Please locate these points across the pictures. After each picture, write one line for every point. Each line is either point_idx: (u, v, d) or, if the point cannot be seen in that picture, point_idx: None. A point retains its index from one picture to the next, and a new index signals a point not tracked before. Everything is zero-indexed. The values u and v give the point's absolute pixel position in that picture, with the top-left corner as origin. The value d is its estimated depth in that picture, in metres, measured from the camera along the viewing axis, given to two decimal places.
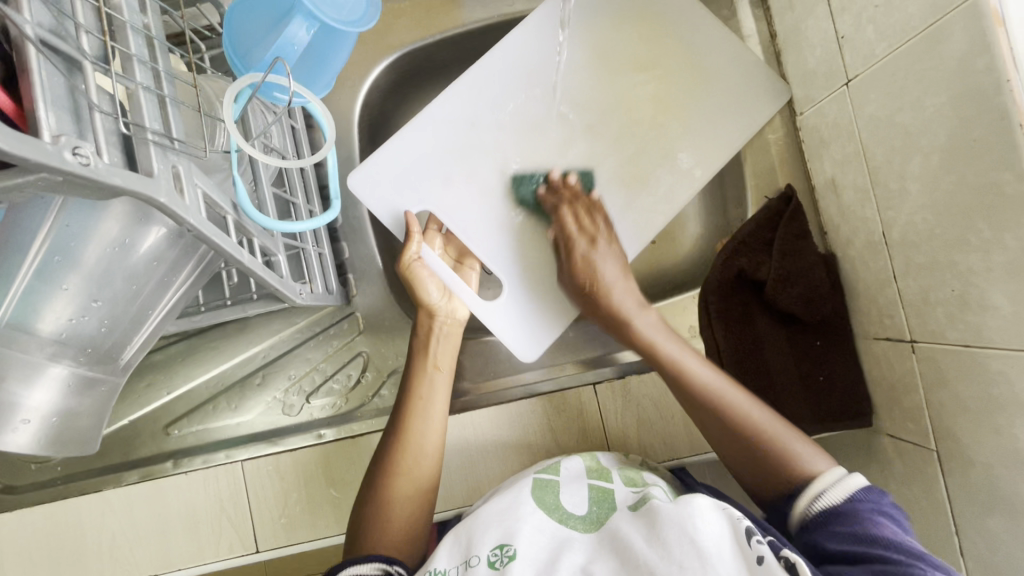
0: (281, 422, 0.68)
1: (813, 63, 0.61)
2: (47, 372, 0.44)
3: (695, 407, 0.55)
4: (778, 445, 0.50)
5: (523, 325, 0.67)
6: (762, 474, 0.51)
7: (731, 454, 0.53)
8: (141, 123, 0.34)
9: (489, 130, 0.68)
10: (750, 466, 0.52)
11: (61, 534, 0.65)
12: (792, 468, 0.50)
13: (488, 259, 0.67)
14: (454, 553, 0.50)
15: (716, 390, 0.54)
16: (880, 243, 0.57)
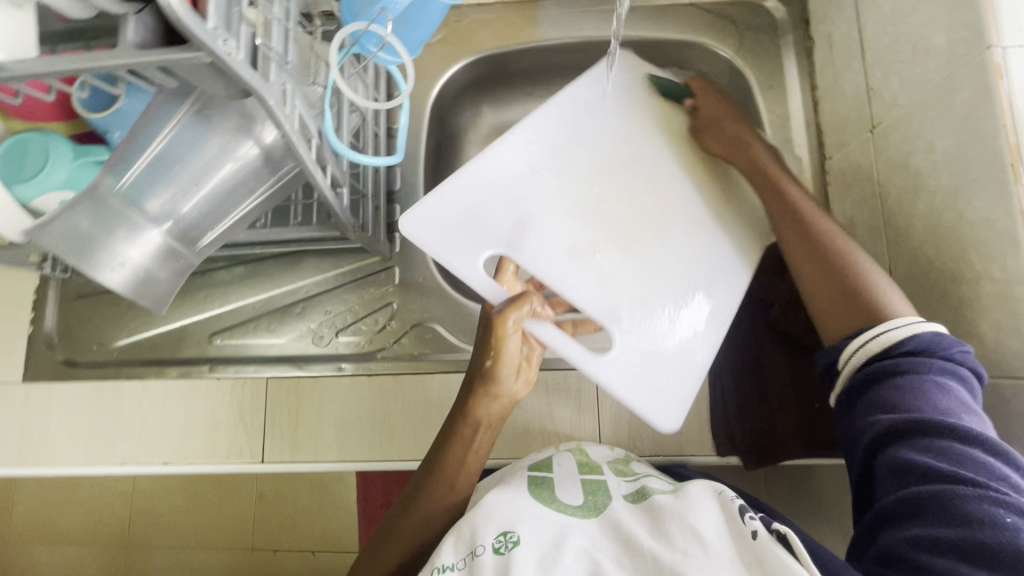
0: (309, 351, 0.75)
1: (845, 112, 0.67)
2: (146, 233, 0.53)
3: (812, 254, 0.56)
4: (865, 289, 0.53)
5: (644, 390, 0.59)
6: (837, 293, 0.54)
7: (821, 300, 0.55)
8: (268, 42, 0.43)
9: (547, 179, 0.65)
10: (832, 312, 0.54)
11: (103, 409, 0.74)
12: (871, 307, 0.52)
13: (588, 309, 0.61)
14: (459, 546, 0.51)
15: (834, 237, 0.57)
16: (886, 277, 0.60)
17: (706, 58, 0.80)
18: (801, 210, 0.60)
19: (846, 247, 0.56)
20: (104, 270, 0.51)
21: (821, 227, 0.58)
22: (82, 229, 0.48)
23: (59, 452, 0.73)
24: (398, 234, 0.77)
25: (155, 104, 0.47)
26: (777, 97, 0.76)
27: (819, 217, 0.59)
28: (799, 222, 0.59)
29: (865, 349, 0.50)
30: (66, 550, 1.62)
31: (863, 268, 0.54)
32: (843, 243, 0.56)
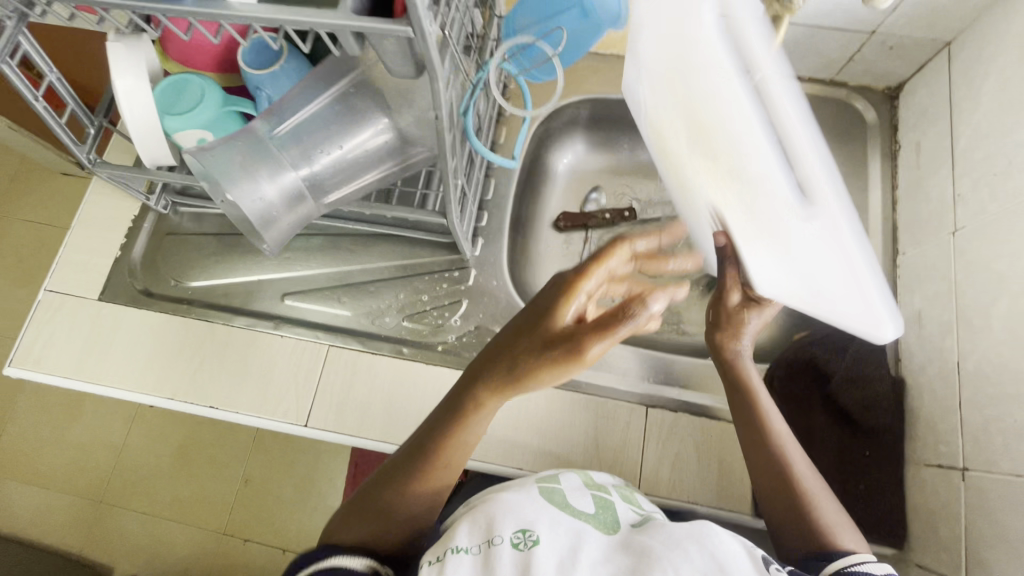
0: (372, 328, 0.77)
1: (925, 213, 0.71)
2: (288, 176, 0.56)
3: (777, 487, 0.56)
4: (822, 512, 0.54)
5: (869, 281, 0.38)
6: (796, 513, 0.54)
7: (762, 479, 0.58)
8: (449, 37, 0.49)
9: (671, 93, 0.46)
10: (791, 534, 0.54)
11: (167, 342, 0.76)
12: (830, 540, 0.52)
13: (797, 182, 0.36)
14: (474, 533, 0.49)
15: (789, 446, 0.58)
16: (952, 372, 0.62)
17: None
18: (767, 425, 0.59)
19: (790, 450, 0.57)
20: (245, 201, 0.55)
21: (795, 481, 0.56)
22: (234, 160, 0.54)
23: (113, 374, 0.74)
24: (481, 238, 0.80)
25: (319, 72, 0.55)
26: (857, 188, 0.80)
27: (790, 446, 0.58)
28: (767, 457, 0.58)
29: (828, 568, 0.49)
30: (39, 495, 1.59)
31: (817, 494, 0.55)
32: (797, 463, 0.57)
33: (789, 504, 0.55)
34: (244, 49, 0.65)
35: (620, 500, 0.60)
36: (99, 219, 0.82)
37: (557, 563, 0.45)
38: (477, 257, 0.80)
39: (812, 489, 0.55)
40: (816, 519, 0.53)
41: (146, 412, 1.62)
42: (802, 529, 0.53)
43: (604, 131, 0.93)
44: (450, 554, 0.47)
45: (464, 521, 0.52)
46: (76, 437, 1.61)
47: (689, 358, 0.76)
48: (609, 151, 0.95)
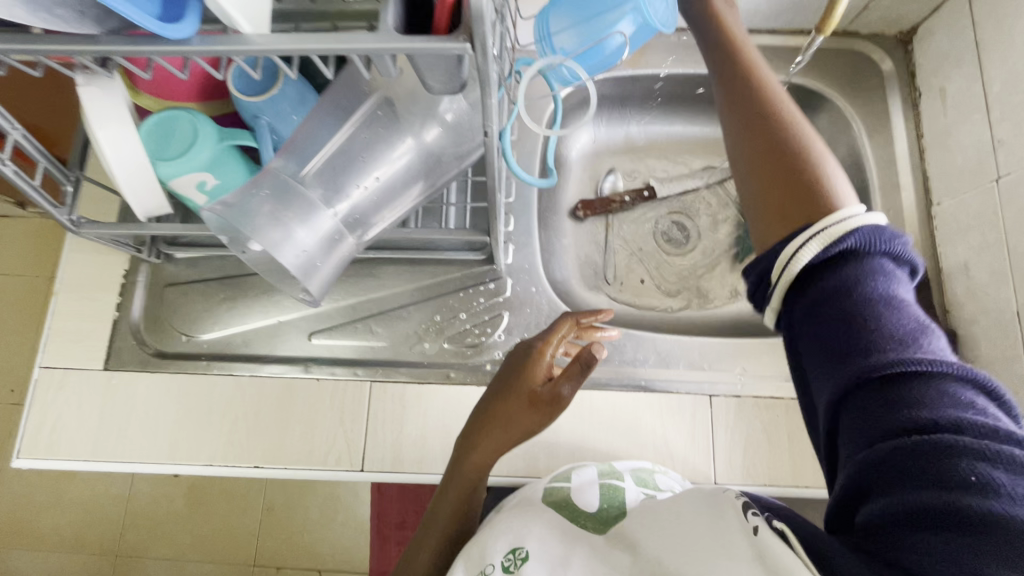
0: (412, 358, 0.73)
1: (960, 162, 0.70)
2: (322, 216, 0.50)
3: (778, 147, 0.44)
4: (819, 188, 0.41)
5: None
6: (784, 179, 0.43)
7: (749, 172, 0.45)
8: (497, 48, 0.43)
9: None
10: (773, 184, 0.43)
11: (191, 405, 0.70)
12: (804, 215, 0.41)
13: None
14: (470, 565, 0.50)
15: (805, 136, 0.45)
16: (1012, 322, 0.62)
17: (811, 100, 0.83)
18: (776, 101, 0.47)
19: (812, 147, 0.44)
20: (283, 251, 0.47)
21: (803, 158, 0.43)
22: (260, 209, 0.47)
23: (138, 449, 0.68)
24: (511, 244, 0.76)
25: (333, 100, 0.50)
26: (882, 140, 0.79)
27: (801, 125, 0.45)
28: (755, 100, 0.47)
29: (793, 268, 0.40)
30: (46, 559, 1.49)
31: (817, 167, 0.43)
32: (816, 149, 0.44)
33: (779, 166, 0.43)
34: (233, 74, 0.58)
35: (633, 485, 0.60)
36: (85, 279, 0.74)
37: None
38: (509, 264, 0.76)
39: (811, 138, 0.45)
40: (807, 170, 0.42)
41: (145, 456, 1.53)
42: (789, 188, 0.42)
43: (614, 109, 0.88)
44: None
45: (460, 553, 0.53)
46: (73, 493, 1.51)
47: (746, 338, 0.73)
48: (620, 130, 0.90)
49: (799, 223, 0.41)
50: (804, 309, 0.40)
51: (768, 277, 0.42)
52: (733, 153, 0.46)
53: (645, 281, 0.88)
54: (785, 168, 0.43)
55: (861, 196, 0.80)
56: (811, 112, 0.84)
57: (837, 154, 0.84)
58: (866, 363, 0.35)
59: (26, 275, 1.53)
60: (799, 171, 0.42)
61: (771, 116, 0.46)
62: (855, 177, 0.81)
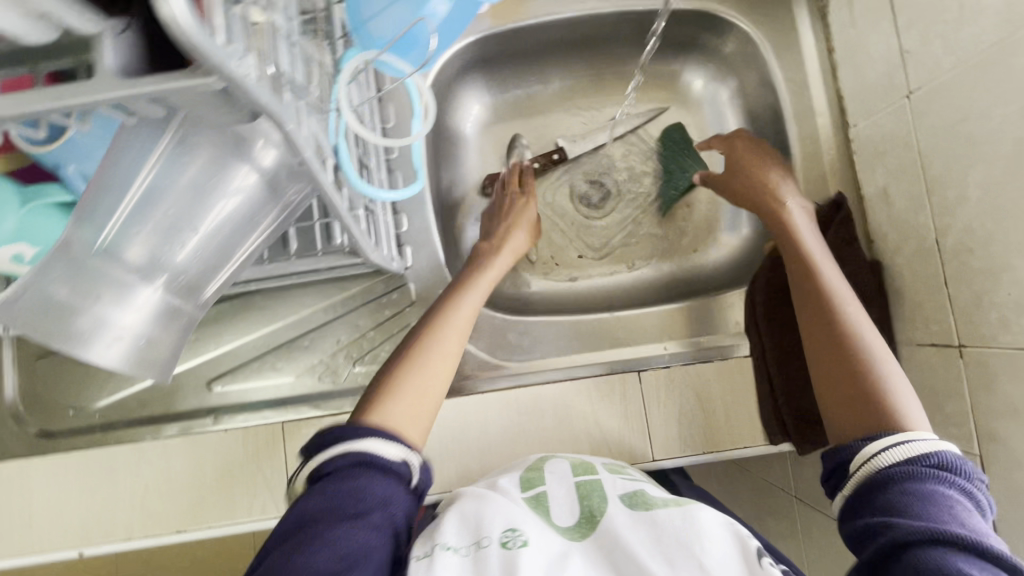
0: (325, 387, 0.68)
1: (870, 77, 0.64)
2: (139, 293, 0.43)
3: (813, 321, 0.56)
4: (891, 406, 0.48)
5: None
6: (844, 386, 0.51)
7: (825, 355, 0.53)
8: (280, 63, 0.35)
9: None
10: (834, 393, 0.51)
11: (93, 483, 0.64)
12: (886, 416, 0.47)
13: None
14: (462, 533, 0.48)
15: (853, 314, 0.55)
16: (932, 249, 0.59)
17: (715, 25, 0.75)
18: (797, 243, 0.62)
19: (856, 317, 0.55)
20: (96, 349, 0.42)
21: (848, 328, 0.54)
22: (59, 298, 0.39)
23: (47, 539, 0.63)
24: (408, 246, 0.69)
25: (122, 134, 0.36)
26: (791, 62, 0.72)
27: (835, 283, 0.57)
28: (803, 293, 0.59)
29: (870, 467, 0.44)
30: None
31: (887, 376, 0.50)
32: (860, 326, 0.54)
33: (844, 363, 0.52)
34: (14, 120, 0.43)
35: (607, 473, 0.57)
36: None
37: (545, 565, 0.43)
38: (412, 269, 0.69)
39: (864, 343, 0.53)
40: (858, 347, 0.53)
41: None
42: (851, 373, 0.51)
43: (504, 69, 0.79)
44: (438, 550, 0.45)
45: (449, 517, 0.50)
46: None
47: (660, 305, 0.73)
48: (516, 91, 0.82)
49: (855, 410, 0.49)
50: (861, 505, 0.44)
51: (840, 467, 0.47)
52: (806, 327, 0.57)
53: (568, 252, 0.82)
54: (848, 353, 0.52)
55: (777, 127, 0.74)
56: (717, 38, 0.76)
57: (749, 82, 0.77)
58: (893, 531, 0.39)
59: None
60: (846, 341, 0.53)
61: (806, 272, 0.59)
62: (769, 105, 0.75)
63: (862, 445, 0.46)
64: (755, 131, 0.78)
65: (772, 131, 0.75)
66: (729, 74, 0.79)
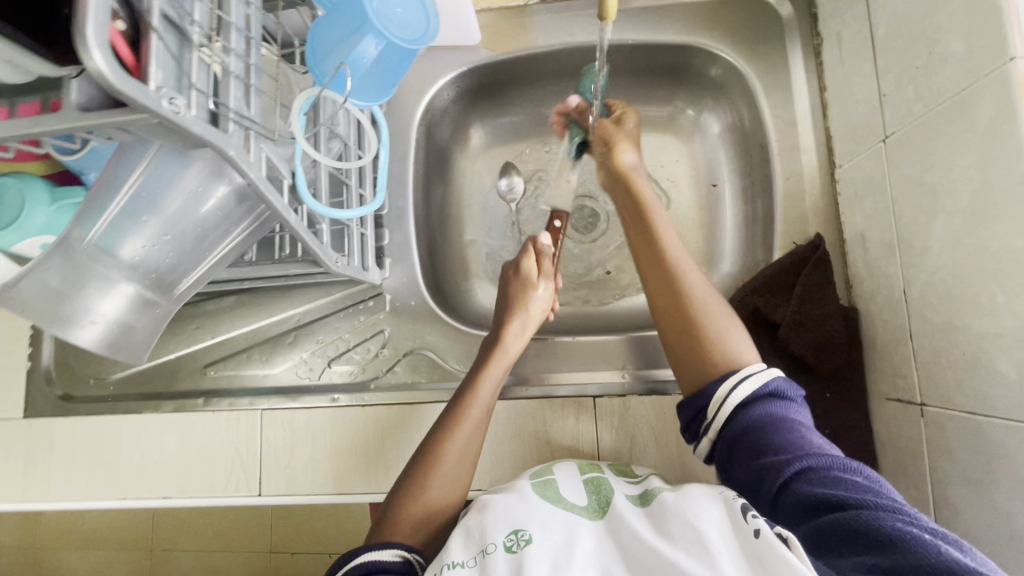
0: (302, 382, 0.74)
1: (855, 118, 0.63)
2: (119, 285, 0.51)
3: (665, 284, 0.59)
4: (717, 343, 0.55)
5: None
6: (687, 336, 0.56)
7: (662, 307, 0.59)
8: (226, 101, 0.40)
9: None
10: (676, 335, 0.57)
11: (101, 445, 0.74)
12: (721, 367, 0.54)
13: None
14: (470, 545, 0.47)
15: (681, 258, 0.61)
16: (900, 299, 0.56)
17: (706, 60, 0.75)
18: (649, 226, 0.64)
19: (683, 264, 0.60)
20: (77, 329, 0.49)
21: (687, 297, 0.58)
22: (52, 287, 0.47)
23: (62, 488, 0.73)
24: (387, 259, 0.74)
25: (123, 146, 0.46)
26: (781, 98, 0.71)
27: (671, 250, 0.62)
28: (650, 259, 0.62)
29: (724, 410, 0.51)
30: None
31: (709, 317, 0.57)
32: (685, 269, 0.60)
33: (683, 324, 0.57)
34: None
35: (614, 475, 0.59)
36: None
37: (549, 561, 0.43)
38: (390, 279, 0.75)
39: (705, 310, 0.57)
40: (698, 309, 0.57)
41: None
42: (693, 331, 0.56)
43: (500, 96, 0.83)
44: (448, 570, 0.45)
45: (456, 533, 0.49)
46: None
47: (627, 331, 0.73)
48: (511, 117, 0.85)
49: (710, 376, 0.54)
50: (726, 446, 0.51)
51: (702, 412, 0.53)
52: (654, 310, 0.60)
53: None
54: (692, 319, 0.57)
55: (763, 163, 0.73)
56: (709, 72, 0.76)
57: (740, 115, 0.76)
58: (774, 475, 0.46)
59: None
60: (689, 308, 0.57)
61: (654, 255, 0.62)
62: (757, 140, 0.74)
63: (714, 390, 0.52)
64: (745, 166, 0.77)
65: (760, 166, 0.74)
66: (722, 107, 0.78)
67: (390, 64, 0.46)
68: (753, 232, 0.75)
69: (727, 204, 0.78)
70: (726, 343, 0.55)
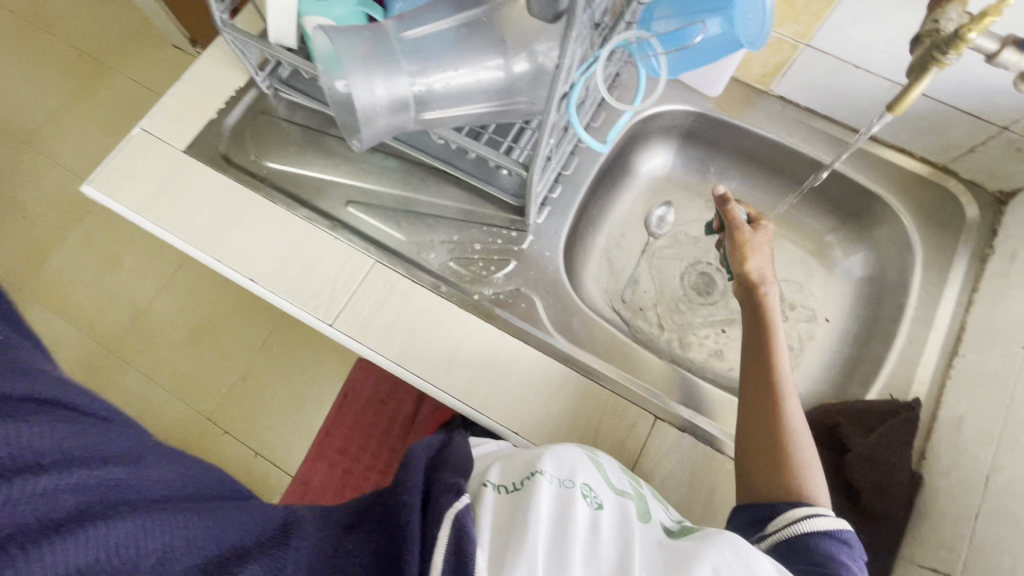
0: (418, 260, 0.79)
1: (999, 322, 0.68)
2: (401, 81, 0.58)
3: (763, 376, 0.61)
4: (802, 473, 0.54)
5: None
6: (769, 458, 0.56)
7: (749, 415, 0.60)
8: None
9: None
10: (755, 449, 0.57)
11: (231, 208, 0.79)
12: (795, 486, 0.54)
13: None
14: (554, 467, 0.46)
15: (786, 382, 0.60)
16: (979, 483, 0.59)
17: (883, 215, 0.83)
18: (764, 324, 0.65)
19: (786, 390, 0.60)
20: (358, 92, 0.57)
21: (779, 404, 0.59)
22: (358, 49, 0.57)
23: (175, 222, 0.78)
24: (547, 208, 0.81)
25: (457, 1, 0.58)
26: (935, 277, 0.77)
27: (777, 361, 0.62)
28: (755, 344, 0.64)
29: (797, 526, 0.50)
30: None
31: (799, 454, 0.56)
32: (784, 390, 0.60)
33: (766, 419, 0.58)
34: None
35: (653, 497, 0.54)
36: (206, 79, 0.86)
37: (616, 532, 0.42)
38: (537, 225, 0.81)
39: (789, 409, 0.59)
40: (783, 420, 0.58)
41: (126, 269, 1.53)
42: (773, 439, 0.57)
43: (697, 148, 0.92)
44: (529, 478, 0.44)
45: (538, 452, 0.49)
46: (53, 273, 1.52)
47: (716, 389, 0.77)
48: (693, 169, 0.94)
49: (785, 491, 0.53)
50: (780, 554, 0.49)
51: (771, 518, 0.52)
52: (741, 411, 0.61)
53: (652, 307, 0.88)
54: (773, 425, 0.58)
55: (890, 321, 0.78)
56: (880, 227, 0.84)
57: (886, 275, 0.83)
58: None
59: (159, 91, 1.70)
60: (777, 418, 0.58)
61: (758, 343, 0.64)
62: (894, 300, 0.80)
63: (786, 508, 0.52)
64: (868, 316, 0.83)
65: (884, 322, 0.80)
66: (873, 260, 0.85)
67: (714, 45, 0.59)
68: (850, 372, 0.79)
69: (835, 338, 0.84)
70: (806, 464, 0.55)
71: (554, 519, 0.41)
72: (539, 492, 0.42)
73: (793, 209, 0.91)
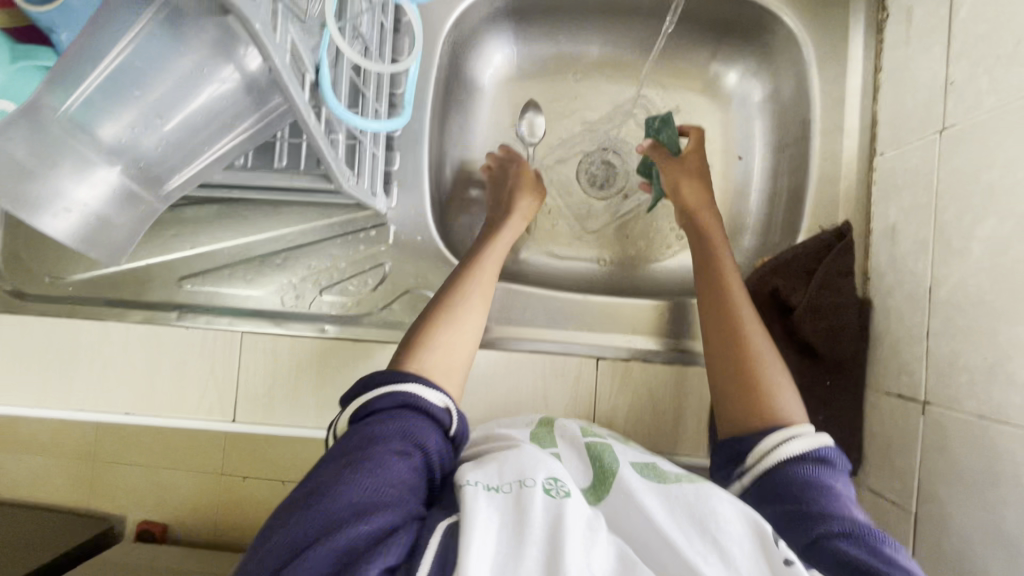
0: (289, 308, 0.68)
1: (908, 105, 0.60)
2: (99, 172, 0.43)
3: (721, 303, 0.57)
4: (772, 394, 0.50)
5: None
6: (739, 390, 0.52)
7: (712, 347, 0.56)
8: None
9: None
10: (727, 383, 0.53)
11: (56, 351, 0.67)
12: (764, 411, 0.49)
13: None
14: (506, 471, 0.42)
15: (743, 304, 0.57)
16: (923, 298, 0.56)
17: (761, 19, 0.70)
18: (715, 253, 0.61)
19: (745, 311, 0.56)
20: (43, 214, 0.43)
21: (741, 329, 0.55)
22: (18, 155, 0.40)
23: (7, 393, 0.66)
24: (395, 186, 0.69)
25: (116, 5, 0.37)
26: (834, 73, 0.67)
27: (734, 289, 0.58)
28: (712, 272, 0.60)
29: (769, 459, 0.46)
30: None
31: (766, 371, 0.52)
32: (744, 310, 0.56)
33: (730, 347, 0.54)
34: None
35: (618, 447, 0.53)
36: None
37: (586, 521, 0.38)
38: (395, 209, 0.69)
39: (750, 330, 0.55)
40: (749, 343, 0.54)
41: None
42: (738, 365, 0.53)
43: (534, 24, 0.76)
44: (484, 488, 0.40)
45: (491, 461, 0.45)
46: None
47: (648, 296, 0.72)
48: (542, 50, 0.79)
49: (757, 416, 0.49)
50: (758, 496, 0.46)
51: (742, 458, 0.48)
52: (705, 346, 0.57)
53: (559, 227, 0.79)
54: (739, 350, 0.54)
55: (800, 141, 0.70)
56: (762, 33, 0.72)
57: (783, 87, 0.72)
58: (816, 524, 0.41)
59: None
60: (743, 341, 0.54)
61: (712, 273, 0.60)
62: (799, 114, 0.70)
63: (758, 441, 0.48)
64: (779, 141, 0.74)
65: (795, 143, 0.71)
66: (766, 74, 0.74)
67: None
68: (777, 211, 0.73)
69: (754, 178, 0.76)
70: (777, 385, 0.51)
71: (510, 521, 0.38)
72: (472, 503, 0.39)
73: (665, 48, 0.77)
